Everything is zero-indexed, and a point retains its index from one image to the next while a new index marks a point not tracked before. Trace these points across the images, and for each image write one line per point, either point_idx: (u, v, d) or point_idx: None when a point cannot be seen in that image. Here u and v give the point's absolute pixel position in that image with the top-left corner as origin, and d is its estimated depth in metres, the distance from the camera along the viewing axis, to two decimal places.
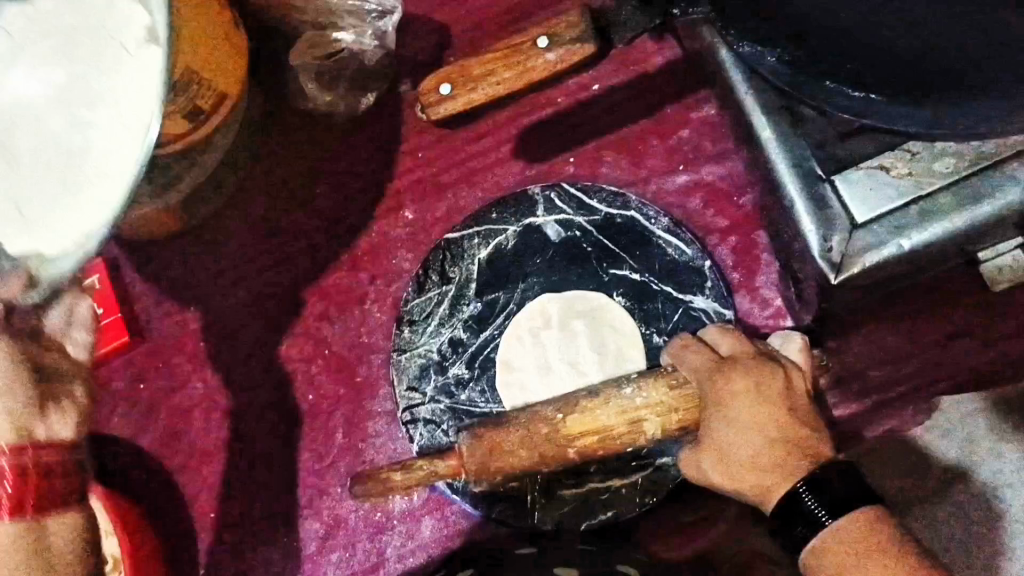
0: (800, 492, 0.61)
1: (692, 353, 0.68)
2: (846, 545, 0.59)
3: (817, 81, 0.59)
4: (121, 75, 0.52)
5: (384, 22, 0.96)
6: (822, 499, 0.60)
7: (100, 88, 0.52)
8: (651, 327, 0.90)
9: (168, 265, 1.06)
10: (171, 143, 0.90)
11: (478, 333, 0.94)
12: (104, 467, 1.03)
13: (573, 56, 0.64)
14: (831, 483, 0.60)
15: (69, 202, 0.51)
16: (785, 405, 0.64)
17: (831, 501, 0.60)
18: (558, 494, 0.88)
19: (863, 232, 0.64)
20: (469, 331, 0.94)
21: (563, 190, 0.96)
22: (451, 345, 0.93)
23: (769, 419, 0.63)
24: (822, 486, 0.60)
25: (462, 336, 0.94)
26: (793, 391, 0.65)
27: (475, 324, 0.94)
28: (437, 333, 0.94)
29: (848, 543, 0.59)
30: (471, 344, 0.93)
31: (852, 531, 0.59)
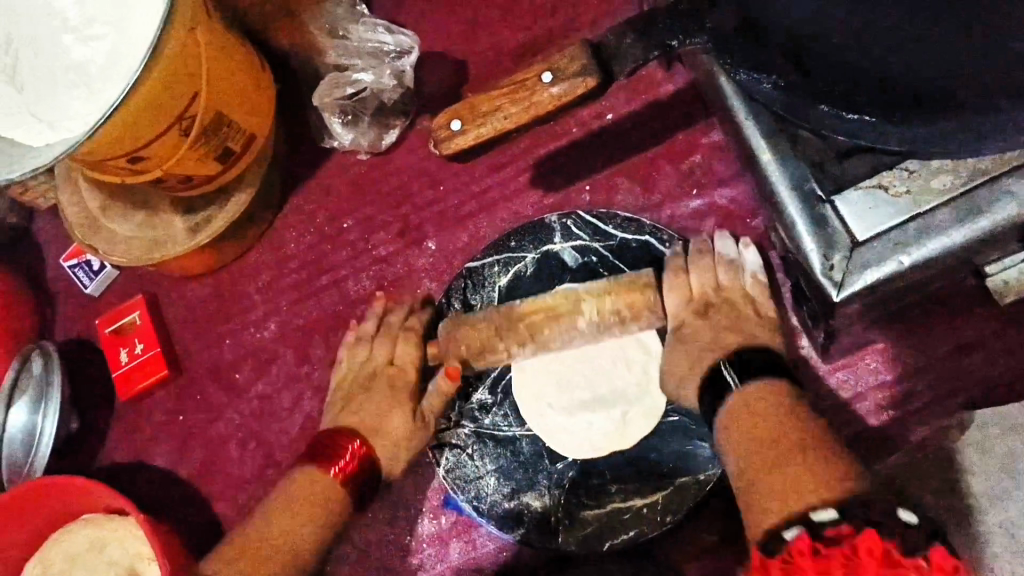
0: (723, 368, 0.73)
1: (678, 275, 0.86)
2: (750, 406, 0.68)
3: (811, 105, 0.61)
4: (131, 30, 0.79)
5: (401, 62, 1.02)
6: (740, 369, 0.72)
7: (110, 36, 0.79)
8: None
9: (206, 301, 1.11)
10: (204, 183, 0.97)
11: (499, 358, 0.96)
12: (145, 495, 1.07)
13: (577, 89, 0.66)
14: (749, 363, 0.72)
15: (94, 100, 0.78)
16: (732, 325, 0.79)
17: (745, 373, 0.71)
18: (580, 516, 0.90)
19: (863, 249, 0.66)
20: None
21: (578, 218, 0.99)
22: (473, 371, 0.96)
23: (720, 332, 0.78)
24: (743, 363, 0.72)
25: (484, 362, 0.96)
26: (746, 311, 0.81)
27: None
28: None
29: (750, 403, 0.68)
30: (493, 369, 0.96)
31: (756, 395, 0.68)
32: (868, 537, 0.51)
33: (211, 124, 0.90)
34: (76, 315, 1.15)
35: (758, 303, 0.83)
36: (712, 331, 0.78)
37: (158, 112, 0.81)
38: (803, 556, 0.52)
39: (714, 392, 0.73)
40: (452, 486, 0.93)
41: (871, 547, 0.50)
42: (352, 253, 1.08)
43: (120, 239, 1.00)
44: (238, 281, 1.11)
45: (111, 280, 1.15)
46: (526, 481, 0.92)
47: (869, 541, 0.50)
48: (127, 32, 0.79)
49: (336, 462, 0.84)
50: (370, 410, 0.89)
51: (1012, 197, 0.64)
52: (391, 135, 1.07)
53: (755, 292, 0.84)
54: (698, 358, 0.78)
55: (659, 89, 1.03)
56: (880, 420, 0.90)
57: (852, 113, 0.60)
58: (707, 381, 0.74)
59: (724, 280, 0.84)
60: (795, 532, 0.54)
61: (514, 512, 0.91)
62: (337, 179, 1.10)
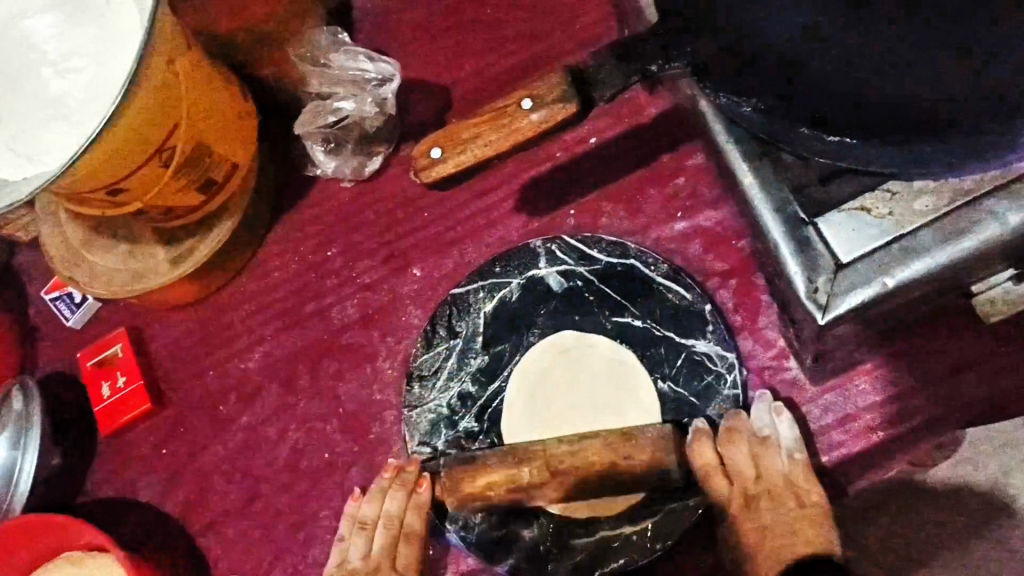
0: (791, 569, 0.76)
1: (710, 461, 0.85)
2: None
3: (792, 128, 0.62)
4: (110, 63, 0.79)
5: (384, 89, 1.01)
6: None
7: (89, 69, 0.79)
8: (657, 373, 0.92)
9: (189, 332, 1.10)
10: (187, 214, 0.96)
11: (486, 385, 0.95)
12: (127, 532, 1.05)
13: (558, 116, 0.67)
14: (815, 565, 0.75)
15: (72, 134, 0.78)
16: (788, 523, 0.81)
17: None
18: (570, 544, 0.89)
19: (849, 271, 0.66)
20: (477, 384, 0.95)
21: (563, 243, 0.99)
22: (460, 399, 0.95)
23: (788, 530, 0.80)
24: (810, 568, 0.75)
25: (471, 389, 0.95)
26: (801, 497, 0.83)
27: (483, 376, 0.96)
28: (446, 387, 0.96)
29: None
30: (480, 397, 0.95)
31: None
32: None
33: (191, 155, 0.89)
34: (58, 348, 1.14)
35: (799, 489, 0.83)
36: (784, 527, 0.80)
37: (136, 144, 0.81)
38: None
39: (798, 574, 0.75)
40: (439, 516, 0.92)
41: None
42: (337, 281, 1.07)
43: (101, 271, 0.99)
44: (221, 311, 1.10)
45: (93, 312, 1.13)
46: (515, 509, 0.90)
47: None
48: (106, 65, 0.79)
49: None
50: (378, 556, 0.88)
51: (996, 216, 0.63)
52: (375, 162, 1.07)
53: (795, 475, 0.84)
54: (780, 544, 0.79)
55: (643, 113, 1.03)
56: (870, 441, 0.89)
57: (832, 135, 0.62)
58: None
59: (760, 466, 0.85)
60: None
61: (503, 540, 0.90)
62: (321, 207, 1.09)
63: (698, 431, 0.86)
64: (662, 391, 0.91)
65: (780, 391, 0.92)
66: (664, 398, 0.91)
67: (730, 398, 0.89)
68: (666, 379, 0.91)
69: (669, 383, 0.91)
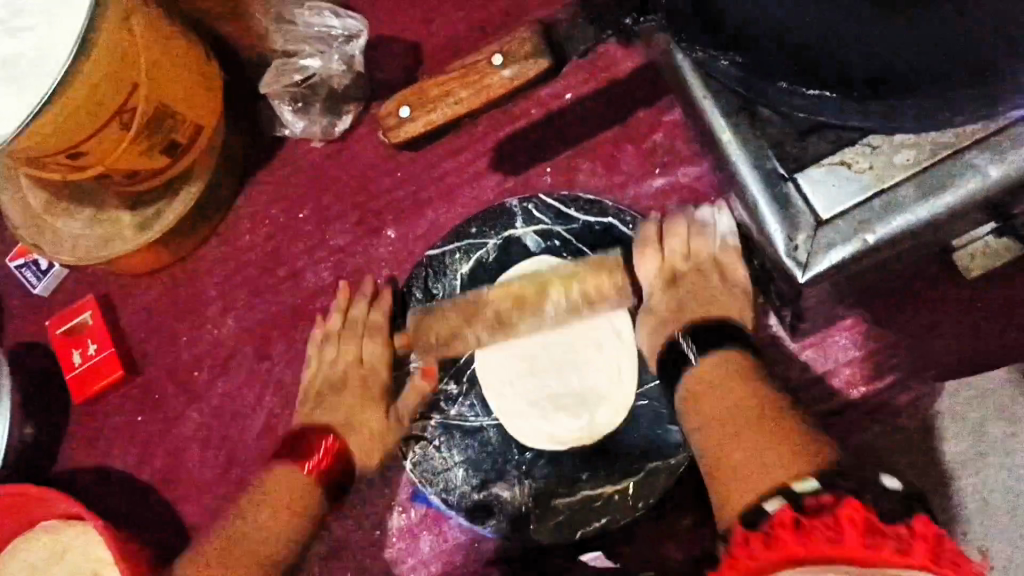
0: (679, 339, 0.76)
1: (651, 246, 0.86)
2: (712, 384, 0.72)
3: (771, 82, 0.58)
4: (61, 22, 0.75)
5: (350, 46, 0.98)
6: (697, 341, 0.75)
7: (40, 29, 0.75)
8: None
9: (160, 298, 1.08)
10: (151, 177, 0.93)
11: None
12: (105, 501, 1.04)
13: (530, 70, 0.68)
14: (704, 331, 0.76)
15: (23, 97, 0.74)
16: (704, 289, 0.81)
17: (704, 347, 0.75)
18: (551, 505, 0.88)
19: (828, 228, 0.64)
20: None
21: (540, 202, 0.97)
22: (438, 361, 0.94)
23: (705, 304, 0.79)
24: (699, 331, 0.76)
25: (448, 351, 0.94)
26: (722, 275, 0.83)
27: None
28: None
29: (712, 381, 0.72)
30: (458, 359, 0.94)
31: (715, 371, 0.72)
32: (849, 506, 0.55)
33: (152, 117, 0.86)
34: (26, 317, 1.11)
35: (725, 268, 0.83)
36: (701, 293, 0.80)
37: (92, 106, 0.78)
38: (784, 527, 0.56)
39: (671, 362, 0.76)
40: (418, 480, 0.91)
41: (851, 514, 0.54)
42: (309, 244, 1.05)
43: (66, 239, 0.96)
44: (192, 277, 1.08)
45: (61, 280, 1.11)
46: (494, 470, 0.90)
47: (852, 508, 0.54)
48: (57, 24, 0.75)
49: (311, 457, 0.83)
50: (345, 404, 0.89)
51: (977, 170, 0.62)
52: (344, 120, 1.04)
53: (724, 257, 0.84)
54: (684, 303, 0.80)
55: (619, 67, 1.00)
56: (850, 397, 0.88)
57: (812, 89, 0.57)
58: (665, 354, 0.78)
59: (693, 244, 0.85)
60: (783, 502, 0.59)
61: (484, 502, 0.90)
62: (291, 169, 1.07)
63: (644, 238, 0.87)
64: None
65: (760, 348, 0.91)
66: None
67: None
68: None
69: None
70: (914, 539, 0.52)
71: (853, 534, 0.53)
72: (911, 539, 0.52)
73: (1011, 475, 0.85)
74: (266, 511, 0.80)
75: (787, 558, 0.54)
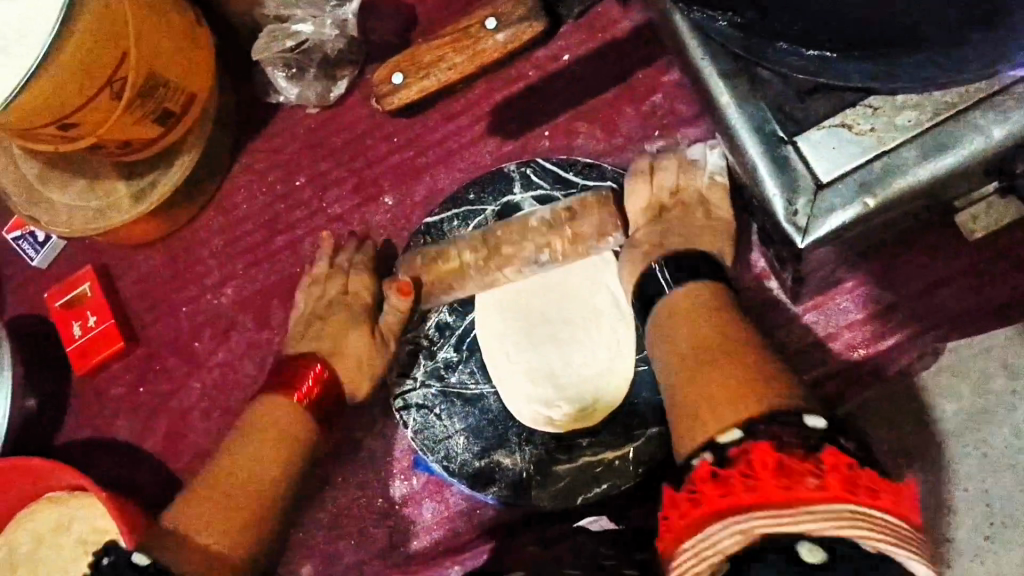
0: (656, 267, 0.78)
1: (641, 182, 0.86)
2: (683, 318, 0.73)
3: (771, 43, 0.56)
4: None
5: (344, 10, 0.95)
6: (673, 274, 0.77)
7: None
8: None
9: (158, 268, 1.08)
10: (145, 149, 0.92)
11: (464, 315, 0.95)
12: (109, 470, 1.05)
13: (524, 34, 0.68)
14: (685, 269, 0.77)
15: (10, 67, 0.73)
16: (686, 228, 0.82)
17: (680, 276, 0.76)
18: (552, 471, 0.88)
19: (828, 191, 0.64)
20: (455, 315, 0.95)
21: (538, 166, 0.96)
22: (438, 329, 0.95)
23: (696, 241, 0.81)
24: (678, 267, 0.77)
25: (448, 319, 0.95)
26: (712, 220, 0.84)
27: (461, 307, 0.95)
28: (424, 318, 0.95)
29: (683, 316, 0.73)
30: (458, 327, 0.94)
31: (685, 306, 0.74)
32: (759, 451, 0.57)
33: (143, 85, 0.84)
34: (25, 289, 1.11)
35: (708, 206, 0.85)
36: (689, 233, 0.82)
37: (83, 77, 0.77)
38: (703, 479, 0.58)
39: (647, 290, 0.78)
40: (419, 448, 0.91)
41: (761, 459, 0.56)
42: (306, 212, 1.05)
43: (62, 210, 0.96)
44: (190, 247, 1.07)
45: (58, 251, 1.11)
46: (497, 438, 0.90)
47: (761, 454, 0.56)
48: None
49: (301, 385, 0.87)
50: (330, 329, 0.92)
51: (980, 131, 0.61)
52: (339, 86, 1.02)
53: (712, 193, 0.85)
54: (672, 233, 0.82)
55: (616, 27, 0.98)
56: (851, 359, 0.88)
57: (812, 49, 0.56)
58: (640, 283, 0.79)
59: (680, 182, 0.86)
60: (705, 456, 0.60)
61: (485, 470, 0.90)
62: (287, 136, 1.06)
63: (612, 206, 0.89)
64: None
65: (761, 311, 0.91)
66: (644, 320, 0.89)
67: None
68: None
69: None
70: (826, 476, 0.53)
71: (767, 479, 0.54)
72: (824, 475, 0.54)
73: (1014, 430, 0.87)
74: (251, 446, 0.83)
75: (710, 511, 0.56)
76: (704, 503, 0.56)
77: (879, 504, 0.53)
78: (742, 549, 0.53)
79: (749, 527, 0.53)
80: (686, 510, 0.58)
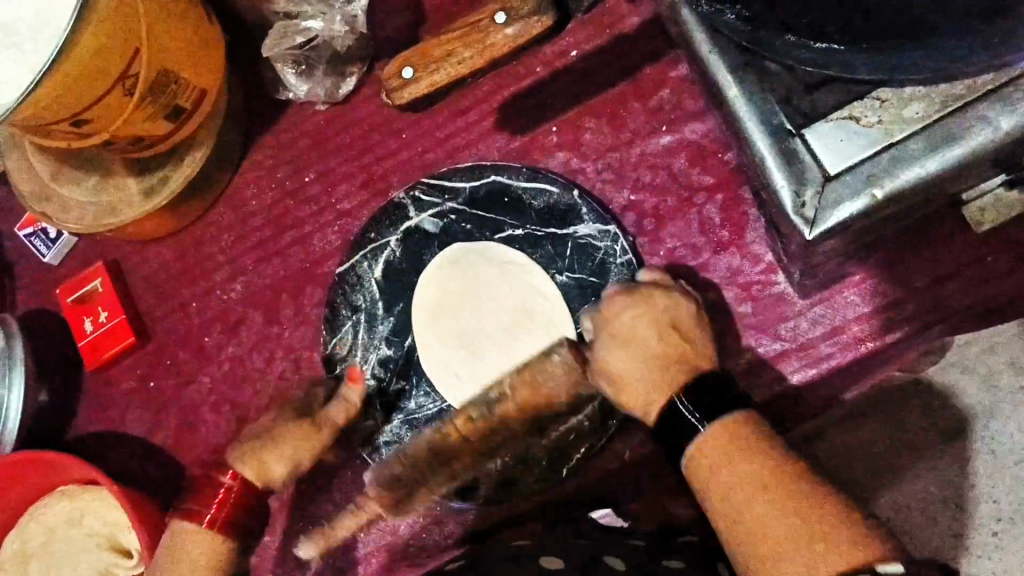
0: (678, 403, 0.69)
1: (615, 334, 0.76)
2: (716, 446, 0.66)
3: (777, 36, 0.55)
4: None
5: (352, 6, 0.95)
6: (698, 406, 0.68)
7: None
8: (553, 269, 0.93)
9: (168, 263, 1.09)
10: (155, 144, 0.93)
11: (401, 343, 0.96)
12: (121, 463, 1.06)
13: (533, 29, 0.72)
14: (702, 395, 0.69)
15: (23, 63, 0.74)
16: (662, 356, 0.73)
17: (709, 410, 0.68)
18: (537, 458, 0.90)
19: (836, 183, 0.64)
20: (393, 346, 0.97)
21: (423, 186, 0.99)
22: (382, 365, 0.96)
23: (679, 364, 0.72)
24: (696, 397, 0.69)
25: (388, 353, 0.97)
26: (687, 335, 0.75)
27: (396, 336, 0.97)
28: (365, 359, 0.97)
29: (720, 443, 0.66)
30: (399, 357, 0.96)
31: (721, 433, 0.66)
32: None
33: (155, 82, 0.85)
34: (38, 283, 1.13)
35: (683, 328, 0.76)
36: (664, 353, 0.73)
37: (93, 76, 0.77)
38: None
39: (673, 429, 0.69)
40: (404, 482, 0.93)
41: None
42: (316, 207, 1.05)
43: (73, 206, 0.96)
44: (199, 243, 1.08)
45: (69, 247, 1.12)
46: (469, 447, 0.91)
47: None
48: None
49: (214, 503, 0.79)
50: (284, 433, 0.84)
51: (988, 123, 0.61)
52: (349, 83, 1.03)
53: (680, 314, 0.77)
54: (663, 368, 0.72)
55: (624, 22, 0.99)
56: (859, 352, 0.89)
57: (819, 42, 0.55)
58: (661, 421, 0.71)
59: (643, 306, 0.77)
60: None
61: (469, 483, 0.90)
62: (296, 132, 1.06)
63: (561, 355, 0.85)
64: (561, 282, 0.93)
65: (768, 306, 0.92)
66: (567, 288, 0.92)
67: (624, 264, 0.90)
68: (562, 271, 0.93)
69: (565, 274, 0.92)
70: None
71: None
72: None
73: None
74: (182, 570, 0.76)
75: None
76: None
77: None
78: None
79: None
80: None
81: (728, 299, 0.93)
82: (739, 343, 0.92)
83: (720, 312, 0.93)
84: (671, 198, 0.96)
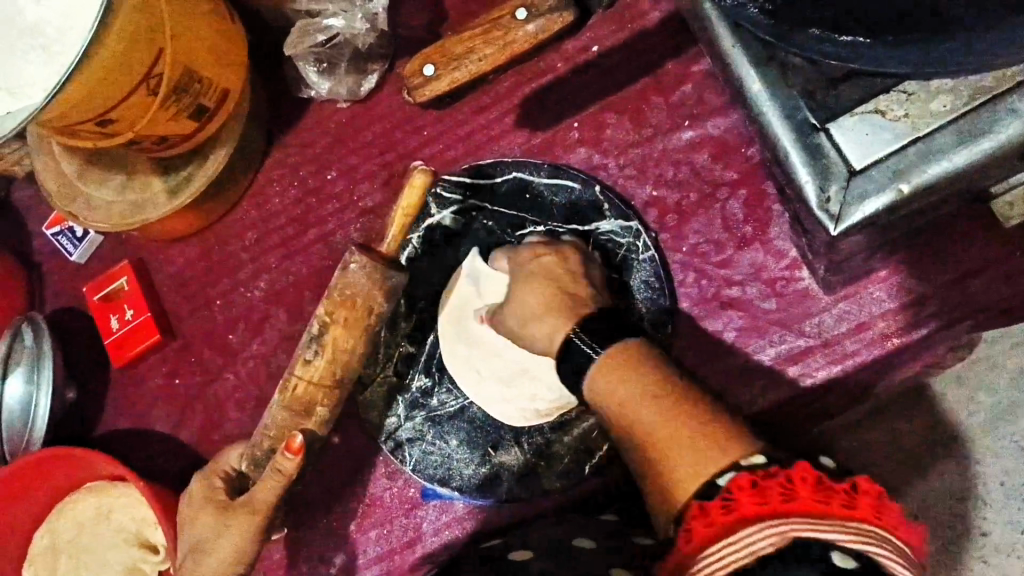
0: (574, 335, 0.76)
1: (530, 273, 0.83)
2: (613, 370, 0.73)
3: (801, 30, 0.53)
4: None
5: (373, 4, 0.94)
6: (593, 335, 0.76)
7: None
8: None
9: (193, 261, 1.10)
10: (179, 143, 0.93)
11: (423, 341, 0.96)
12: (148, 459, 1.07)
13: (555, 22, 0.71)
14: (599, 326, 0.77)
15: (49, 63, 0.75)
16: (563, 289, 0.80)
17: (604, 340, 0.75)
18: (554, 452, 0.91)
19: (861, 178, 0.64)
20: (415, 343, 0.97)
21: (446, 182, 0.98)
22: (405, 361, 0.96)
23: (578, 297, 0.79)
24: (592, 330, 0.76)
25: (410, 349, 0.97)
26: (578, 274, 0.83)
27: (418, 333, 0.97)
28: (387, 355, 0.97)
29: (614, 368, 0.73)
30: (422, 354, 0.96)
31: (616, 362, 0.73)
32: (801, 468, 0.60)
33: (179, 82, 0.85)
34: (66, 282, 1.14)
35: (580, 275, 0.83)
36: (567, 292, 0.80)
37: (116, 76, 0.77)
38: (742, 489, 0.60)
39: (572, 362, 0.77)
40: (426, 478, 0.94)
41: (803, 475, 0.59)
42: (338, 205, 1.06)
43: (99, 205, 0.97)
44: (224, 241, 1.09)
45: (96, 245, 1.13)
46: (491, 442, 0.93)
47: (805, 471, 0.59)
48: None
49: None
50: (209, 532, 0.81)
51: (1016, 114, 0.60)
52: (370, 80, 1.03)
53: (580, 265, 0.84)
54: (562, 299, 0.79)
55: (645, 18, 0.98)
56: (885, 348, 0.87)
57: (844, 35, 0.53)
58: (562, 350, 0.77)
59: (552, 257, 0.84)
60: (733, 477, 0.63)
61: (491, 476, 0.92)
62: (319, 130, 1.07)
63: (360, 264, 0.79)
64: None
65: (793, 301, 0.91)
66: None
67: (647, 261, 0.91)
68: None
69: None
70: (859, 500, 0.58)
71: (806, 492, 0.58)
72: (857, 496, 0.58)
73: None
74: None
75: (742, 518, 0.59)
76: (739, 508, 0.59)
77: (899, 533, 0.58)
78: (776, 551, 0.56)
79: (785, 530, 0.56)
80: (713, 520, 0.60)
81: (753, 295, 0.92)
82: (764, 339, 0.91)
83: (743, 307, 0.92)
84: (693, 193, 0.95)
